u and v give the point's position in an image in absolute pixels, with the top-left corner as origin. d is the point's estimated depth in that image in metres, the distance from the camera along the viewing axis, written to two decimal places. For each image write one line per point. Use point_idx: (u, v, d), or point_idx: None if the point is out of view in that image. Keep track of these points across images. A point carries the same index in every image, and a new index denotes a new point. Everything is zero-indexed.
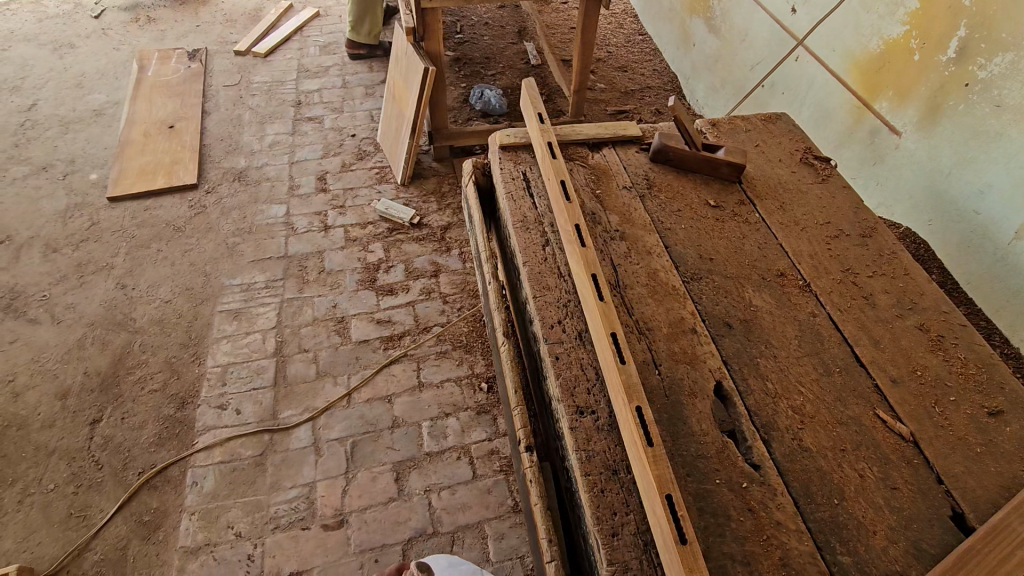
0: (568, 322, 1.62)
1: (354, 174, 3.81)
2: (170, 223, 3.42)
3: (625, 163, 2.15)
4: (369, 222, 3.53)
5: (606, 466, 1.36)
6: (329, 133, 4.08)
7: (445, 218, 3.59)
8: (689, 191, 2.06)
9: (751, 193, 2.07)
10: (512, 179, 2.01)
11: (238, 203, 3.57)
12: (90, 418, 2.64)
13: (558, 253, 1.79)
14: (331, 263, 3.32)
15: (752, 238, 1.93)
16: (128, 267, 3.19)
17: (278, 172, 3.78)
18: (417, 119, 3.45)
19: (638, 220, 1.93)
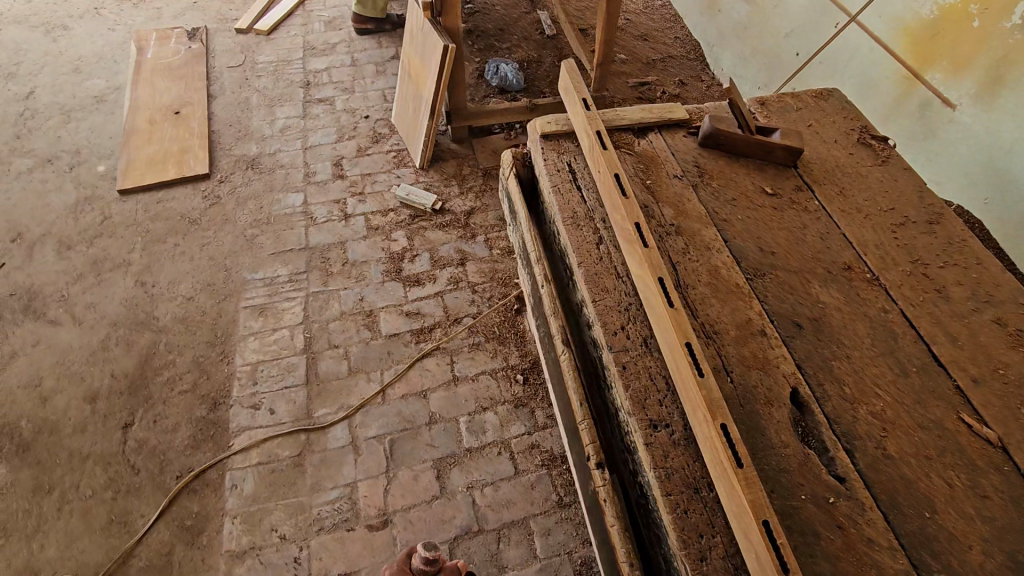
0: (632, 329, 1.54)
1: (371, 159, 3.68)
2: (185, 216, 3.31)
3: (672, 148, 2.02)
4: (390, 209, 3.43)
5: (687, 484, 1.30)
6: (341, 115, 3.92)
7: (468, 202, 3.48)
8: (743, 178, 1.94)
9: (809, 178, 1.96)
10: (557, 171, 1.90)
11: (253, 193, 3.46)
12: (121, 421, 2.57)
13: (613, 252, 1.70)
14: (354, 254, 3.23)
15: (814, 228, 1.82)
16: (146, 263, 3.09)
17: (292, 158, 3.65)
18: (436, 100, 3.30)
19: (692, 211, 1.82)
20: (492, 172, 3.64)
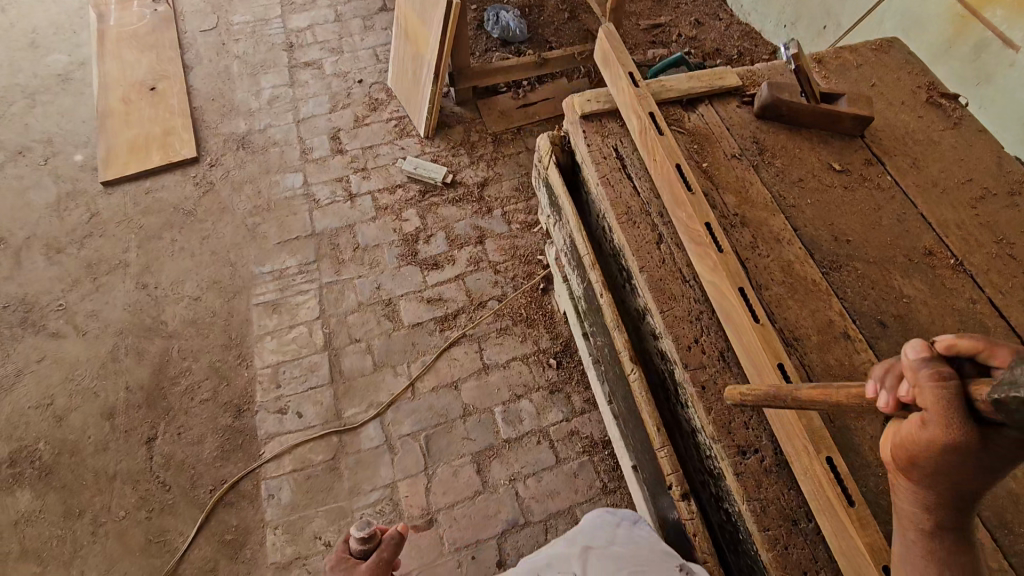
0: (707, 341, 1.42)
1: (370, 129, 3.40)
2: (179, 207, 3.08)
3: (727, 122, 1.83)
4: (398, 185, 3.19)
5: (784, 517, 1.22)
6: (332, 80, 3.59)
7: (480, 173, 3.25)
8: (807, 154, 1.77)
9: (878, 150, 1.79)
10: (604, 160, 1.71)
11: (249, 176, 3.21)
12: (144, 436, 2.47)
13: (677, 253, 1.54)
14: (364, 238, 3.03)
15: (888, 210, 1.68)
16: (144, 262, 2.90)
17: (285, 134, 3.37)
18: (441, 62, 3.03)
19: (756, 198, 1.66)
20: (502, 137, 3.39)
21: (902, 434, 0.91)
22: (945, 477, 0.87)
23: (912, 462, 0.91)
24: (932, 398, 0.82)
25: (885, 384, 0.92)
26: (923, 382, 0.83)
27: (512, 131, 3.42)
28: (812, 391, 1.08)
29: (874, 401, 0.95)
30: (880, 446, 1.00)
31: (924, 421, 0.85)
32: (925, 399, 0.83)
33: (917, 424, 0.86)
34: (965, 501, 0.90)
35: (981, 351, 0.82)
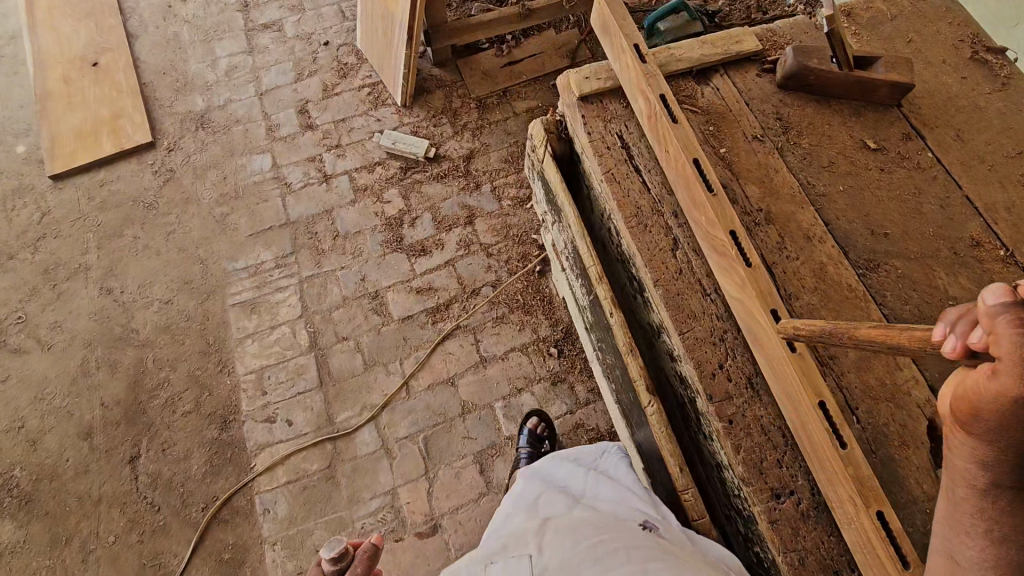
0: (732, 367, 1.26)
1: (341, 99, 3.08)
2: (139, 199, 2.82)
3: (745, 95, 1.59)
4: (376, 162, 2.93)
5: (825, 569, 1.10)
6: (295, 43, 3.23)
7: (465, 144, 2.98)
8: (837, 129, 1.55)
9: (917, 121, 1.57)
10: (607, 151, 1.50)
11: (211, 159, 2.92)
12: (126, 455, 2.34)
13: (695, 261, 1.36)
14: (344, 224, 2.79)
15: (930, 193, 1.48)
16: (106, 264, 2.67)
17: (248, 110, 3.05)
18: (414, 24, 2.70)
19: (782, 188, 1.47)
20: (487, 102, 3.09)
21: (965, 386, 0.77)
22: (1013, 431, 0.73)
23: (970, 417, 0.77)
24: (1008, 343, 0.68)
25: (954, 329, 0.78)
26: (999, 326, 0.69)
27: (498, 95, 3.11)
28: (872, 330, 0.97)
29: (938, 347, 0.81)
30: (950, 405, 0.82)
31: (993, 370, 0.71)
32: (999, 346, 0.69)
33: (985, 375, 0.72)
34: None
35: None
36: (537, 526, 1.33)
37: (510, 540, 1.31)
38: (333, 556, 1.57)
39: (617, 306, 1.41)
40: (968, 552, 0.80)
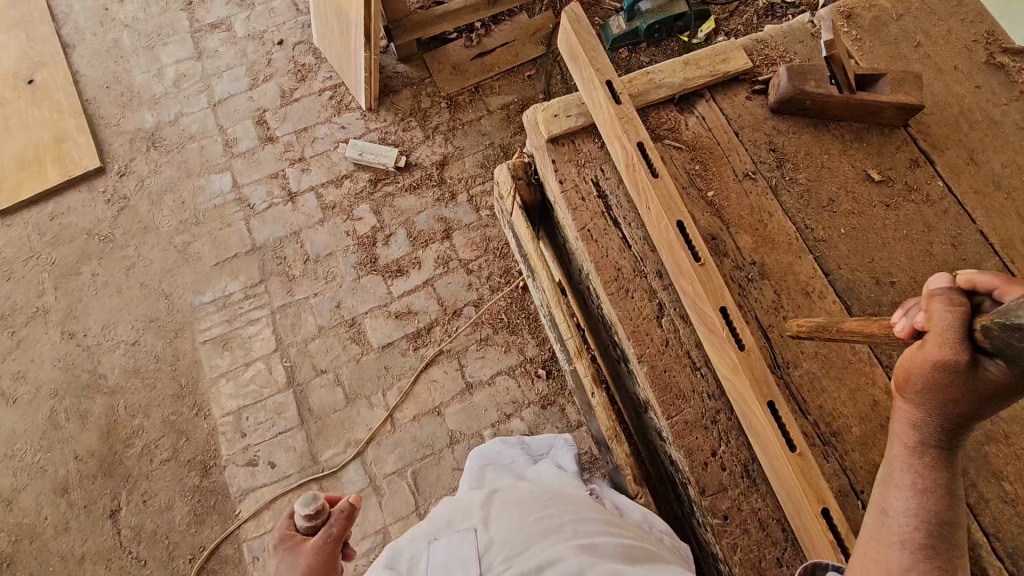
0: (726, 454, 1.16)
1: (301, 105, 2.85)
2: (92, 232, 2.63)
3: (735, 123, 1.42)
4: (344, 175, 2.73)
5: None
6: (246, 44, 2.96)
7: (437, 149, 2.78)
8: (838, 159, 1.39)
9: (927, 144, 1.41)
10: (582, 203, 1.34)
11: (166, 182, 2.71)
12: (106, 509, 2.26)
13: (682, 329, 1.24)
14: (314, 247, 2.63)
15: (940, 231, 1.34)
16: (66, 306, 2.52)
17: (200, 124, 2.81)
18: (371, 23, 2.45)
19: (777, 236, 1.32)
20: (458, 100, 2.87)
21: (905, 358, 0.90)
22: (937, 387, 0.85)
23: (906, 381, 0.89)
24: (942, 321, 0.81)
25: (903, 311, 0.91)
26: (935, 308, 0.82)
27: (470, 91, 2.89)
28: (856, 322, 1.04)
29: (891, 327, 0.93)
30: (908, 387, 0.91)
31: (925, 343, 0.84)
32: (934, 323, 0.82)
33: (918, 348, 0.85)
34: (961, 429, 0.87)
35: (1003, 287, 0.78)
36: (483, 495, 1.23)
37: (453, 508, 1.22)
38: (308, 514, 1.28)
39: (599, 387, 1.34)
40: (899, 501, 0.92)
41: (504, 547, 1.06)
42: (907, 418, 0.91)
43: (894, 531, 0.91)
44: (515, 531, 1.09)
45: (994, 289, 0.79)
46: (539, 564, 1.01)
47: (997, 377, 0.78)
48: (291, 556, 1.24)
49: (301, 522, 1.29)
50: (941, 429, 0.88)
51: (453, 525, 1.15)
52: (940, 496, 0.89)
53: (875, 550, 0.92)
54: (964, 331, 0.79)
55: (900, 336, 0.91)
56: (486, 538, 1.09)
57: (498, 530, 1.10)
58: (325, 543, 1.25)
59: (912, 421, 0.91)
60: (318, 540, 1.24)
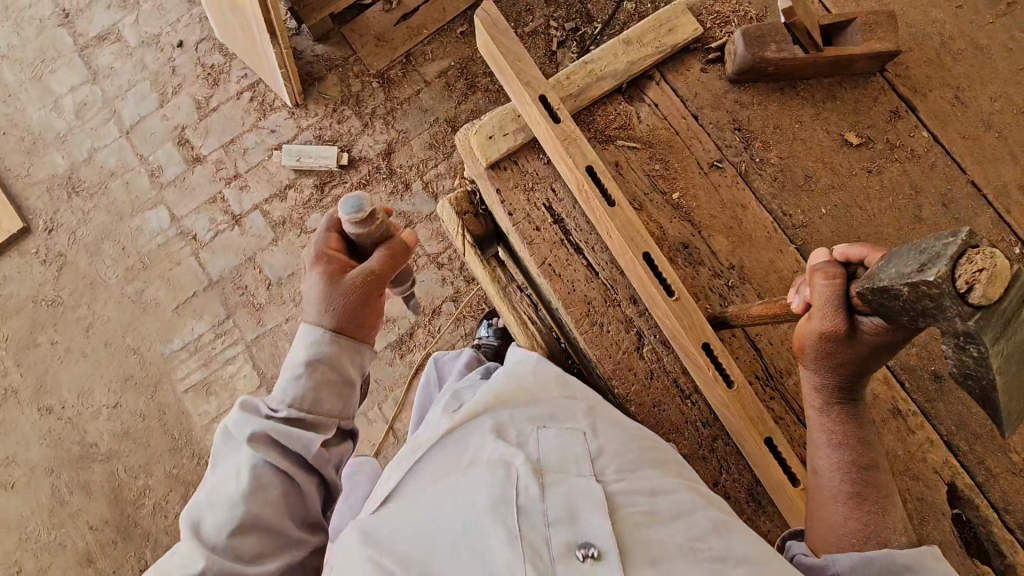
0: (727, 481, 1.12)
1: (222, 114, 2.58)
2: (38, 298, 2.47)
3: (692, 103, 1.26)
4: (287, 186, 2.53)
5: None
6: (143, 53, 2.63)
7: (380, 137, 2.56)
8: (809, 124, 1.25)
9: (907, 89, 1.26)
10: (538, 234, 1.21)
11: (100, 229, 2.51)
12: (135, 570, 2.27)
13: (666, 357, 1.17)
14: (273, 270, 2.48)
15: (930, 189, 1.23)
16: (34, 382, 2.42)
17: (118, 156, 2.56)
18: (270, 16, 2.14)
19: (754, 232, 1.21)
20: (391, 75, 2.59)
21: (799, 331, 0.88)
22: (839, 358, 0.82)
23: (802, 351, 0.87)
24: (822, 294, 0.78)
25: (792, 288, 0.88)
26: (815, 283, 0.79)
27: (401, 63, 2.60)
28: (762, 308, 0.97)
29: (788, 303, 0.90)
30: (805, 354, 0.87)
31: (812, 316, 0.81)
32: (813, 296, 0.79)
33: (805, 322, 0.83)
34: (860, 383, 0.86)
35: (870, 255, 0.76)
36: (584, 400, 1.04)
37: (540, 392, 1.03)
38: (360, 225, 0.99)
39: None
40: (824, 460, 0.89)
41: (619, 460, 0.91)
42: (810, 384, 0.90)
43: (827, 488, 0.88)
44: (625, 446, 0.94)
45: (864, 256, 0.76)
46: (654, 485, 0.87)
47: (879, 340, 0.77)
48: (327, 276, 0.98)
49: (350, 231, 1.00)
50: (841, 387, 0.86)
51: (554, 418, 0.97)
52: (855, 446, 0.88)
53: (818, 509, 0.89)
54: (841, 301, 0.77)
55: (794, 314, 0.88)
56: (597, 446, 0.93)
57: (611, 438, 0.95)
58: (371, 278, 0.99)
59: (814, 385, 0.89)
60: (361, 273, 0.98)
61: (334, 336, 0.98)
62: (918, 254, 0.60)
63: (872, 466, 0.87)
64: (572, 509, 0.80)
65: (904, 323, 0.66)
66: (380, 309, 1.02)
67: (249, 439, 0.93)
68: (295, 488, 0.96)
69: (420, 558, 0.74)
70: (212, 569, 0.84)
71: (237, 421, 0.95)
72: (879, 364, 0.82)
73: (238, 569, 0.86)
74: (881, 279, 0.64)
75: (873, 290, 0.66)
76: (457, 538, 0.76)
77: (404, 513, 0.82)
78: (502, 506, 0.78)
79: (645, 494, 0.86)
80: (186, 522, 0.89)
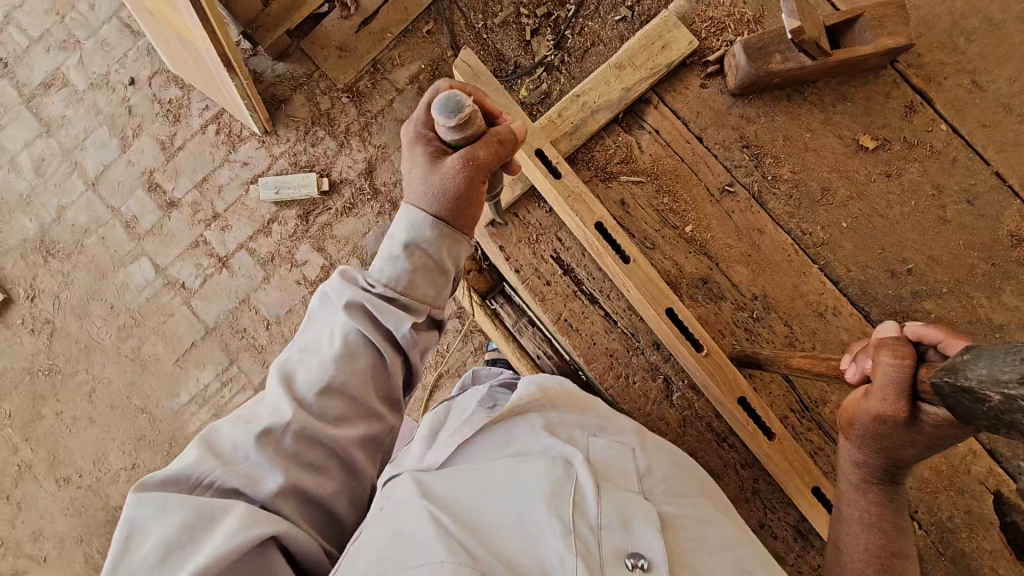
0: (773, 521, 1.11)
1: (189, 153, 2.44)
2: (34, 368, 2.42)
3: (695, 122, 1.17)
4: (270, 221, 2.42)
5: None
6: (94, 97, 2.47)
7: (359, 156, 2.41)
8: (822, 132, 1.17)
9: (921, 80, 1.17)
10: (549, 287, 1.15)
11: (84, 290, 2.42)
12: None
13: (696, 401, 1.13)
14: (271, 309, 2.40)
15: (953, 187, 1.16)
16: (46, 454, 2.38)
17: (88, 211, 2.44)
18: (228, 53, 1.93)
19: (775, 257, 1.15)
20: (360, 87, 2.40)
21: (850, 402, 0.83)
22: (889, 441, 0.78)
23: (849, 424, 0.83)
24: (885, 375, 0.73)
25: (848, 355, 0.84)
26: (879, 361, 0.74)
27: (369, 73, 2.41)
28: (801, 359, 0.96)
29: (840, 369, 0.86)
30: (853, 428, 0.83)
31: (870, 394, 0.77)
32: (875, 374, 0.75)
33: (861, 397, 0.79)
34: (903, 468, 0.82)
35: (945, 340, 0.72)
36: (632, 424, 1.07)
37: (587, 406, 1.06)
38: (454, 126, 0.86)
39: None
40: (852, 538, 0.87)
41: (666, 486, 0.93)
42: (849, 456, 0.86)
43: (850, 567, 0.87)
44: (673, 471, 0.96)
45: (941, 340, 0.73)
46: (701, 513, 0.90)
47: (935, 431, 0.72)
48: (427, 158, 0.91)
49: (441, 134, 0.89)
50: (881, 468, 0.83)
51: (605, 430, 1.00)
52: (886, 531, 0.85)
53: None
54: (907, 385, 0.72)
55: (848, 384, 0.84)
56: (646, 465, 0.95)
57: (660, 462, 0.98)
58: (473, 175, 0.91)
59: (854, 459, 0.85)
60: (461, 162, 0.90)
61: (434, 223, 0.92)
62: (1013, 357, 0.55)
63: (902, 556, 0.84)
64: (627, 515, 0.83)
65: (976, 428, 0.61)
66: (476, 203, 0.94)
67: (344, 309, 0.90)
68: (381, 367, 0.92)
69: (478, 531, 0.75)
70: (297, 424, 0.84)
71: (338, 287, 0.92)
72: (925, 456, 0.77)
73: (318, 432, 0.85)
74: (969, 379, 0.59)
75: (954, 386, 0.61)
76: (514, 518, 0.77)
77: (464, 477, 0.83)
78: (562, 496, 0.80)
79: (688, 523, 0.89)
80: (278, 374, 0.88)
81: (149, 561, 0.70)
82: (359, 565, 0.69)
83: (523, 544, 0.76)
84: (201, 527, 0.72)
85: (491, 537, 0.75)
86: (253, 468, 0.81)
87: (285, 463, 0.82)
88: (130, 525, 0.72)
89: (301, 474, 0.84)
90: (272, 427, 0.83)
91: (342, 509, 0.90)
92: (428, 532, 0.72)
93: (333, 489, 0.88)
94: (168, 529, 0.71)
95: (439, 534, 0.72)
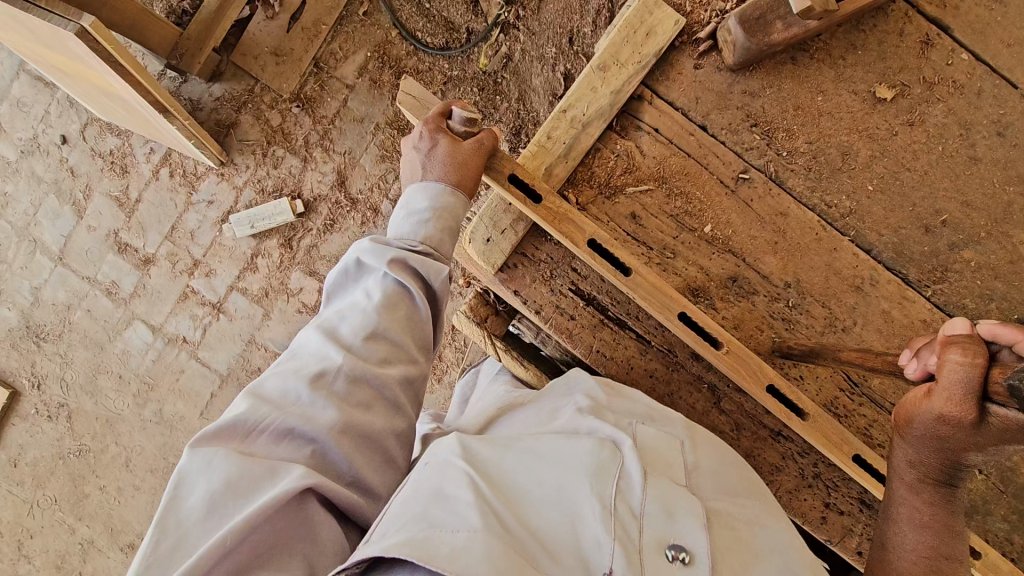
0: (837, 498, 1.11)
1: (149, 203, 2.27)
2: (64, 452, 2.41)
3: (694, 110, 1.08)
4: (251, 256, 2.26)
5: None
6: (34, 166, 2.30)
7: (326, 166, 2.17)
8: (836, 90, 1.07)
9: (935, 7, 1.06)
10: (573, 322, 1.09)
11: (90, 366, 2.36)
12: None
13: (745, 402, 1.10)
14: (278, 344, 2.28)
15: (984, 122, 1.06)
16: (103, 527, 2.38)
17: (68, 287, 2.34)
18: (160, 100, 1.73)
19: (804, 240, 1.08)
20: (307, 93, 2.15)
21: (910, 400, 0.78)
22: (957, 439, 0.72)
23: (907, 422, 0.79)
24: (952, 376, 0.66)
25: (911, 350, 0.77)
26: (947, 361, 0.67)
27: (312, 74, 2.14)
28: (852, 355, 0.91)
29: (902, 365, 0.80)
30: (918, 425, 0.76)
31: (935, 392, 0.70)
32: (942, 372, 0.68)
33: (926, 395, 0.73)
34: (962, 470, 0.78)
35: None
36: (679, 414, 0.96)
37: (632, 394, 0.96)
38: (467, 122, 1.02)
39: None
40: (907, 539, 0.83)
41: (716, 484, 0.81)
42: (904, 455, 0.83)
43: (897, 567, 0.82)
44: (723, 468, 0.84)
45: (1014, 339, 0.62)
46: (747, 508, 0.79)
47: (1005, 435, 0.66)
48: (440, 140, 0.98)
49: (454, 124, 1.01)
50: (938, 467, 0.79)
51: (654, 418, 0.89)
52: (940, 531, 0.81)
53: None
54: (978, 388, 0.65)
55: (913, 380, 0.77)
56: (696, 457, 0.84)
57: (710, 461, 0.84)
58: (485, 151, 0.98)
59: (909, 458, 0.82)
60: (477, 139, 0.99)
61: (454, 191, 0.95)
62: None
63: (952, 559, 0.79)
64: (672, 505, 0.72)
65: None
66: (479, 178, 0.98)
67: (386, 263, 0.86)
68: (418, 312, 0.88)
69: (517, 504, 0.67)
70: (346, 366, 0.78)
71: (370, 249, 0.87)
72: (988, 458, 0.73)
73: (367, 372, 0.79)
74: None
75: None
76: (552, 490, 0.69)
77: (509, 444, 0.75)
78: (606, 474, 0.72)
79: (739, 524, 0.76)
80: (319, 330, 0.82)
81: (195, 515, 0.64)
82: (393, 526, 0.63)
83: (560, 516, 0.67)
84: (249, 478, 0.67)
85: (527, 506, 0.68)
86: (306, 409, 0.75)
87: (338, 402, 0.76)
88: (175, 477, 0.67)
89: (356, 414, 0.77)
90: (323, 371, 0.77)
91: (397, 454, 0.81)
92: (468, 497, 0.65)
93: (386, 427, 0.80)
94: (212, 484, 0.66)
95: (478, 501, 0.65)
